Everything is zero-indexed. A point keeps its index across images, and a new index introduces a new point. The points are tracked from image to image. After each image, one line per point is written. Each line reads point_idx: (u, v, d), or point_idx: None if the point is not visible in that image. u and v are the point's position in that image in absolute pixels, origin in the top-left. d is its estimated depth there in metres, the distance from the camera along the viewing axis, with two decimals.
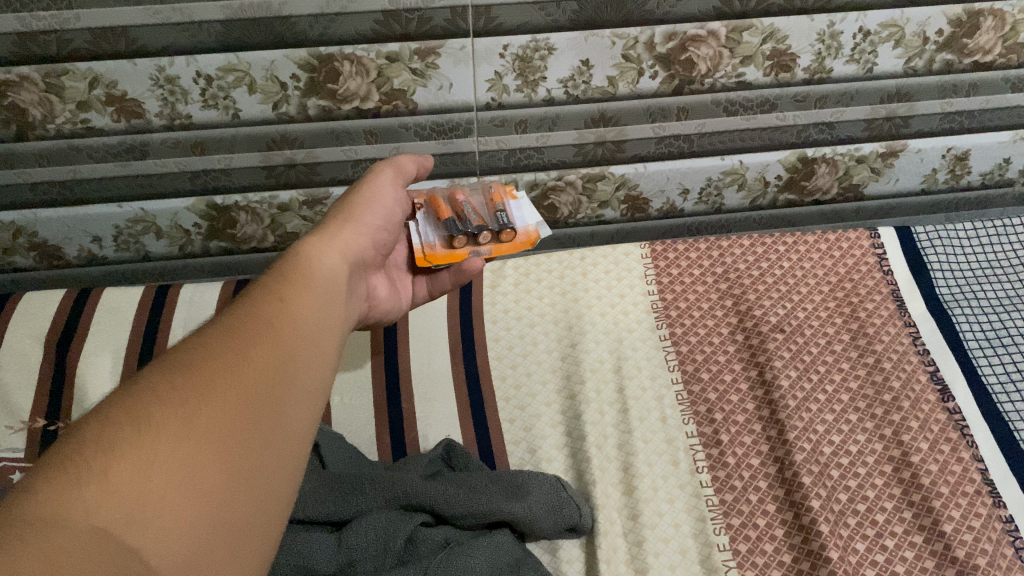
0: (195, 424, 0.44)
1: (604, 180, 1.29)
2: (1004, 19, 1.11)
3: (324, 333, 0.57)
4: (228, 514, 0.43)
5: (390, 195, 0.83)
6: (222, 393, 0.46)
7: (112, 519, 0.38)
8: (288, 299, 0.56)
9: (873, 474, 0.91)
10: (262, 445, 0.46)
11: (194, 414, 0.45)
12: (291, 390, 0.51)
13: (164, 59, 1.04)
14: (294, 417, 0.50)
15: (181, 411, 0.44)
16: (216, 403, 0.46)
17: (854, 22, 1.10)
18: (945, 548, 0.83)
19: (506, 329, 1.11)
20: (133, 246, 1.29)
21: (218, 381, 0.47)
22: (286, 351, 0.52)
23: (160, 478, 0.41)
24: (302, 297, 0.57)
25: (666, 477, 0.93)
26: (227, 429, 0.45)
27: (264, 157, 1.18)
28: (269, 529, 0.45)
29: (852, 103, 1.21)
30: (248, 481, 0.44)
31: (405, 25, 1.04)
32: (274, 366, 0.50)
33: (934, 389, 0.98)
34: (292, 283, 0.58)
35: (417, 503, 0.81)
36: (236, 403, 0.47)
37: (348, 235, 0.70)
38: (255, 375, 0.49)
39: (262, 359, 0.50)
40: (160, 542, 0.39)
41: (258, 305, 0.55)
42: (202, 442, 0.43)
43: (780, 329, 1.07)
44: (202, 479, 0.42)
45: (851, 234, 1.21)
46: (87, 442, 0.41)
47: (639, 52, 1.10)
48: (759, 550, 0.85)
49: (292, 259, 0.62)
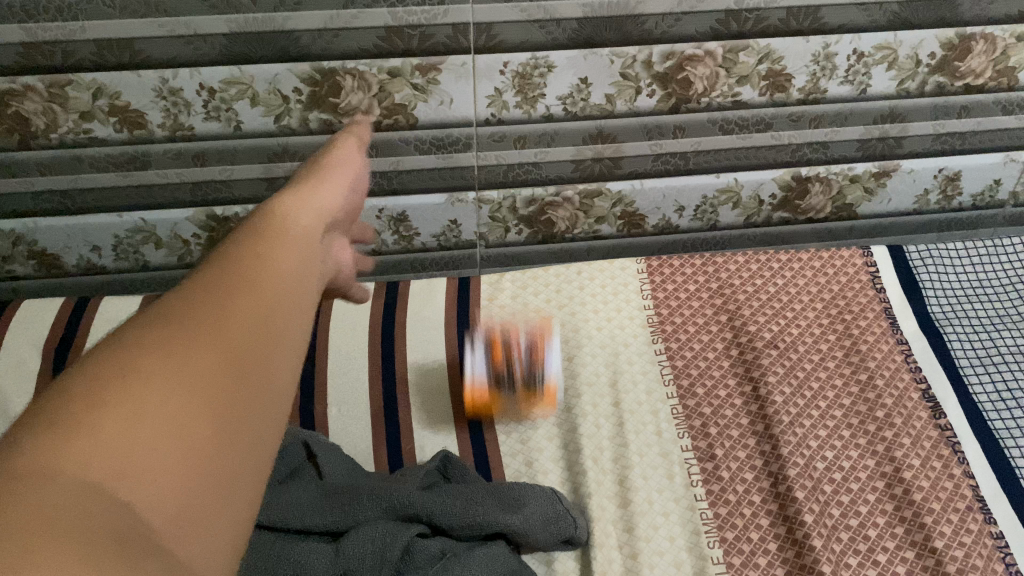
0: (187, 370, 0.41)
1: (601, 197, 1.29)
2: (995, 42, 1.14)
3: (320, 276, 0.53)
4: (233, 466, 0.40)
5: (373, 144, 0.79)
6: (214, 337, 0.43)
7: (103, 477, 0.35)
8: (278, 235, 0.53)
9: (866, 489, 0.92)
10: (261, 386, 0.43)
11: (188, 360, 0.41)
12: (291, 332, 0.47)
13: (168, 71, 1.05)
14: (295, 359, 0.47)
15: (166, 356, 0.41)
16: (210, 348, 0.42)
17: (848, 44, 1.12)
18: (936, 563, 0.84)
19: (503, 342, 1.12)
20: (132, 256, 1.29)
21: (212, 323, 0.44)
22: (283, 290, 0.48)
23: (152, 429, 0.38)
24: (293, 234, 0.54)
25: (661, 491, 0.93)
26: (222, 376, 0.42)
27: (265, 168, 1.18)
28: (280, 475, 0.43)
29: (846, 124, 1.23)
30: (250, 430, 0.41)
31: (407, 41, 1.06)
32: (274, 306, 0.47)
33: (925, 406, 1.00)
34: (287, 221, 0.55)
35: (414, 514, 0.82)
36: (232, 347, 0.43)
37: (330, 183, 0.66)
38: (253, 315, 0.45)
39: (260, 296, 0.47)
40: (158, 501, 0.36)
41: (242, 242, 0.51)
42: (196, 388, 0.40)
43: (774, 345, 1.08)
44: (199, 428, 0.39)
45: (845, 253, 1.22)
46: (70, 397, 0.38)
47: (637, 70, 1.12)
48: (752, 563, 0.86)
49: (283, 196, 0.58)
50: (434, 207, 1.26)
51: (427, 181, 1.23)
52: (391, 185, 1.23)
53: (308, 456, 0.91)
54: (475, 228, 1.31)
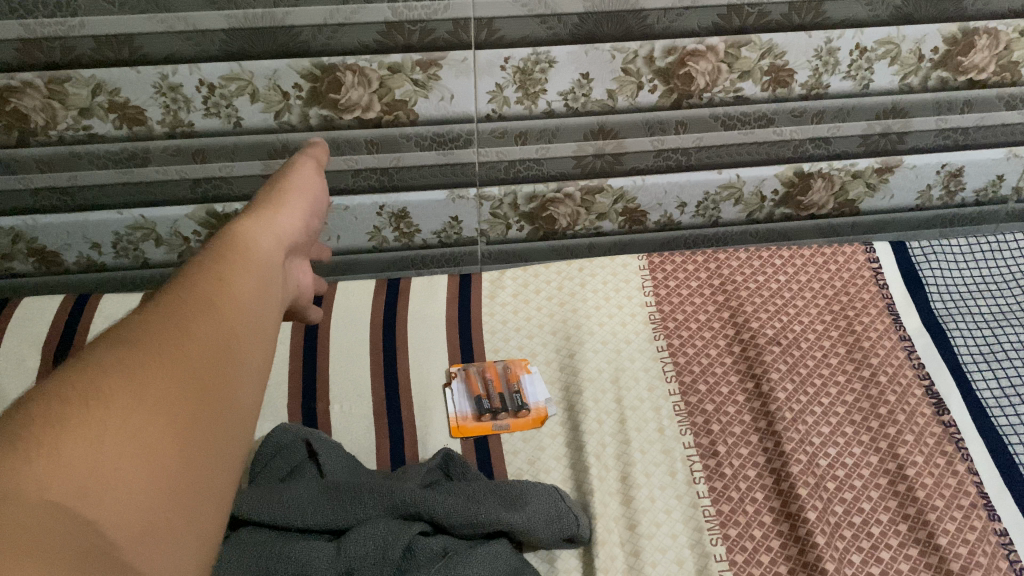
0: (145, 398, 0.44)
1: (602, 193, 1.28)
2: (999, 37, 1.14)
3: (265, 314, 0.58)
4: (183, 487, 0.43)
5: (314, 181, 0.82)
6: (169, 369, 0.47)
7: (69, 492, 0.38)
8: (228, 281, 0.56)
9: (869, 486, 0.92)
10: (210, 423, 0.47)
11: (143, 389, 0.45)
12: (237, 368, 0.51)
13: (167, 67, 1.05)
14: (242, 393, 0.51)
15: (125, 390, 0.44)
16: (163, 379, 0.46)
17: (851, 39, 1.12)
18: (940, 561, 0.84)
19: (504, 340, 1.12)
20: (132, 252, 1.28)
21: (165, 358, 0.47)
22: (230, 329, 0.53)
23: (113, 449, 0.41)
24: (243, 280, 0.57)
25: (664, 488, 0.93)
26: (177, 405, 0.45)
27: (266, 165, 1.18)
28: (225, 497, 0.46)
29: (848, 119, 1.23)
30: (200, 453, 0.45)
31: (407, 36, 1.05)
32: (222, 344, 0.51)
33: (929, 402, 0.99)
34: (234, 260, 0.59)
35: (416, 512, 0.81)
36: (184, 380, 0.47)
37: (284, 224, 0.69)
38: (202, 353, 0.49)
39: (209, 335, 0.51)
40: (116, 515, 0.39)
41: (195, 289, 0.54)
42: (152, 421, 0.44)
43: (777, 341, 1.08)
44: (154, 449, 0.43)
45: (847, 249, 1.22)
46: (34, 415, 0.41)
47: (639, 65, 1.12)
48: (756, 560, 0.85)
49: (229, 234, 0.62)
50: (435, 203, 1.26)
51: (428, 177, 1.23)
52: (391, 182, 1.22)
53: (309, 454, 0.91)
54: (476, 224, 1.31)
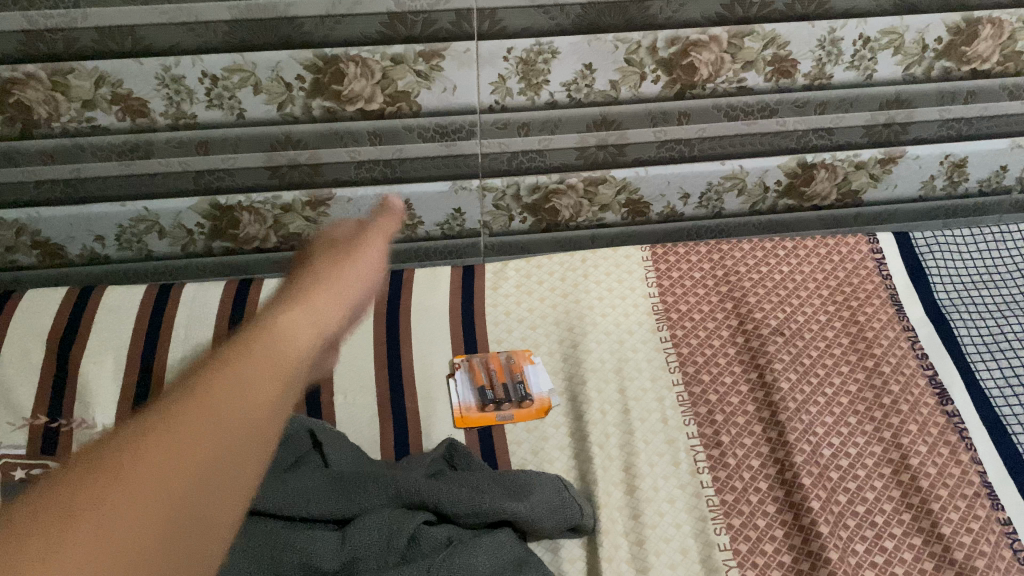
0: (131, 500, 0.30)
1: (605, 184, 1.28)
2: (1003, 27, 1.14)
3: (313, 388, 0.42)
4: None
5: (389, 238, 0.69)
6: (166, 457, 0.32)
7: None
8: (279, 339, 0.42)
9: (872, 476, 0.92)
10: (211, 538, 0.32)
11: (134, 482, 0.31)
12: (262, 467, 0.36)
13: (170, 59, 1.05)
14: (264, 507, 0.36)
15: (110, 492, 0.30)
16: (164, 471, 0.32)
17: (854, 29, 1.12)
18: (943, 550, 0.84)
19: (508, 331, 1.12)
20: (136, 245, 1.28)
21: (166, 441, 0.33)
22: (268, 410, 0.38)
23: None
24: (286, 351, 0.41)
25: (667, 478, 0.93)
26: (173, 516, 0.31)
27: (268, 157, 1.18)
28: None
29: (851, 110, 1.23)
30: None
31: (410, 27, 1.05)
32: (250, 427, 0.36)
33: (933, 392, 0.99)
34: (289, 312, 0.45)
35: (421, 502, 0.81)
36: (193, 474, 0.33)
37: (349, 290, 0.53)
38: (218, 439, 0.34)
39: (231, 416, 0.36)
40: None
41: (234, 350, 0.40)
42: (125, 545, 0.29)
43: (780, 332, 1.08)
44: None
45: (851, 239, 1.22)
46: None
47: (641, 55, 1.12)
48: (759, 550, 0.86)
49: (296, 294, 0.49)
50: (438, 195, 1.26)
51: (431, 169, 1.23)
52: (394, 173, 1.22)
53: (313, 444, 0.91)
54: (479, 216, 1.31)
